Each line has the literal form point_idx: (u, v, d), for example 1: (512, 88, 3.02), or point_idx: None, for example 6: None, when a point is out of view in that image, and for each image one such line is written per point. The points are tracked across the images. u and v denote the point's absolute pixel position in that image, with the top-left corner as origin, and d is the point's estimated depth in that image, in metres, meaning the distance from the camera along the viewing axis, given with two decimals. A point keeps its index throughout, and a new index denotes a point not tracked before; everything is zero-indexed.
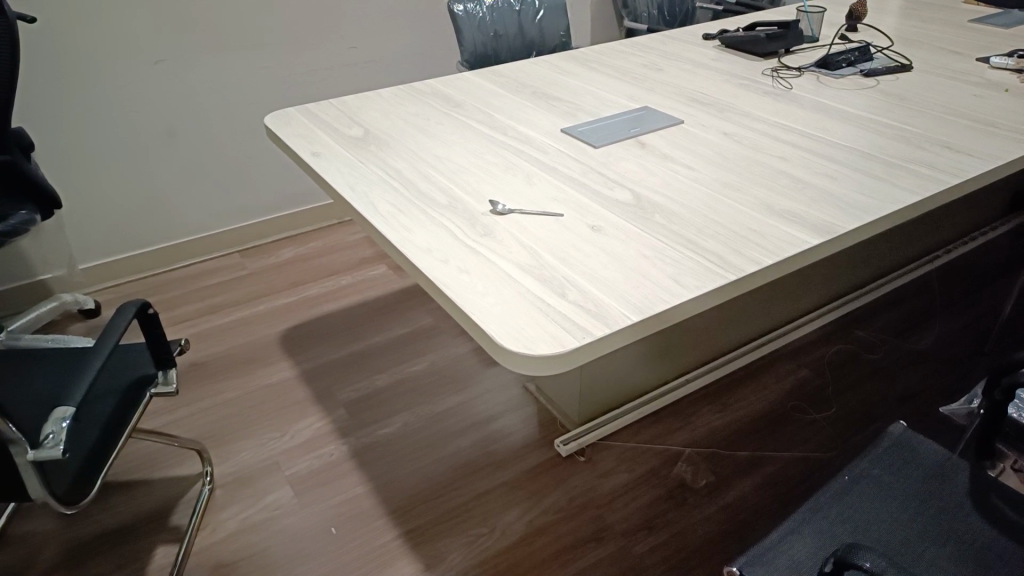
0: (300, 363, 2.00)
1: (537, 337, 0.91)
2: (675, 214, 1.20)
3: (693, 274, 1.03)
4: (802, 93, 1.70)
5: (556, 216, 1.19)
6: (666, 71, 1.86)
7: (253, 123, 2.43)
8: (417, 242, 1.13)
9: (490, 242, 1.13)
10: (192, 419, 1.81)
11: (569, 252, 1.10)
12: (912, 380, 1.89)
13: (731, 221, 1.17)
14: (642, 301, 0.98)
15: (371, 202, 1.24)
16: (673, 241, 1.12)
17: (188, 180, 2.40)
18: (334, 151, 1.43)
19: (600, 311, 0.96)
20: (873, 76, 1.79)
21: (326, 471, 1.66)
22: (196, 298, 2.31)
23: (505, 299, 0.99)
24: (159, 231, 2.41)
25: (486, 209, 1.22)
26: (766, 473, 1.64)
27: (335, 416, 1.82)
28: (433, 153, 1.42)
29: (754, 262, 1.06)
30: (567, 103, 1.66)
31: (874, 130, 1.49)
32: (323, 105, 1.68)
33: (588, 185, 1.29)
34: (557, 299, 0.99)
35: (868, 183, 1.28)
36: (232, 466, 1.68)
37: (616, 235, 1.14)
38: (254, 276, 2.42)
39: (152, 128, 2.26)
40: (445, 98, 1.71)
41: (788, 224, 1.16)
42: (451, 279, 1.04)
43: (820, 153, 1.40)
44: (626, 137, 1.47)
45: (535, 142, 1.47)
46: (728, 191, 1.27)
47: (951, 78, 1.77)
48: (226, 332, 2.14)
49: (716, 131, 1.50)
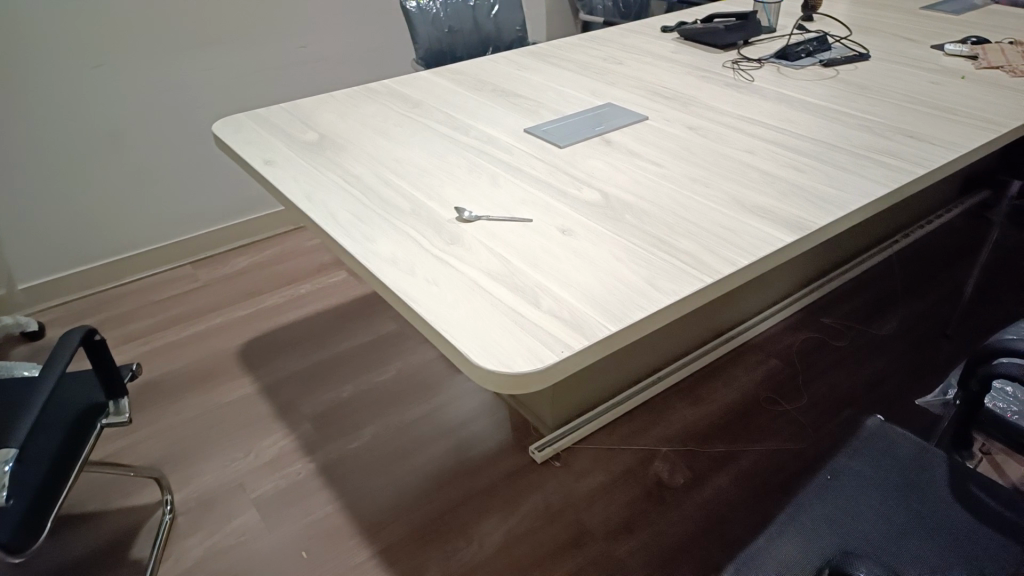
0: (262, 377, 1.93)
1: (514, 352, 0.87)
2: (645, 213, 1.16)
3: (668, 277, 1.00)
4: (763, 84, 1.69)
5: (525, 220, 1.15)
6: (626, 65, 1.83)
7: (200, 128, 2.34)
8: (381, 254, 1.07)
9: (457, 249, 1.08)
10: (148, 442, 1.73)
11: (540, 258, 1.06)
12: (879, 366, 1.90)
13: (703, 219, 1.14)
14: (619, 307, 0.95)
15: (330, 211, 1.19)
16: (645, 241, 1.09)
17: (135, 190, 2.29)
18: (289, 159, 1.37)
19: (577, 321, 0.92)
20: (832, 65, 1.78)
21: (293, 490, 1.60)
22: (149, 313, 2.21)
23: (477, 311, 0.94)
24: (106, 244, 2.31)
25: (452, 215, 1.17)
26: (742, 468, 1.62)
27: (301, 431, 1.75)
28: (392, 157, 1.37)
29: (730, 262, 1.03)
30: (529, 101, 1.62)
31: (838, 120, 1.49)
32: (274, 109, 1.61)
33: (555, 186, 1.25)
34: (530, 308, 0.95)
35: (836, 175, 1.27)
36: (194, 490, 1.60)
37: (587, 237, 1.10)
38: (208, 287, 2.33)
39: (93, 137, 2.15)
40: (402, 98, 1.66)
41: (762, 221, 1.13)
42: (418, 292, 0.99)
43: (786, 146, 1.38)
44: (591, 135, 1.44)
45: (498, 142, 1.42)
46: (698, 187, 1.24)
47: (909, 66, 1.78)
48: (182, 348, 2.05)
49: (681, 125, 1.48)
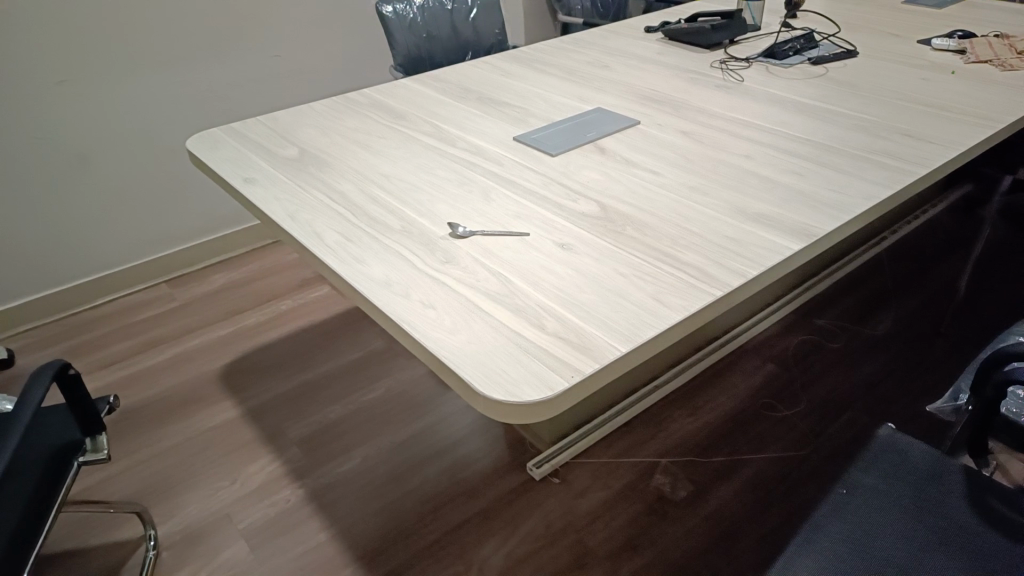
0: (246, 400, 1.86)
1: (520, 379, 0.82)
2: (645, 225, 1.12)
3: (675, 293, 0.96)
4: (753, 84, 1.66)
5: (522, 235, 1.10)
6: (613, 69, 1.79)
7: (173, 142, 2.26)
8: (372, 276, 1.02)
9: (452, 269, 1.03)
10: (128, 474, 1.65)
11: (540, 275, 1.01)
12: (875, 366, 1.89)
13: (706, 229, 1.10)
14: (626, 328, 0.90)
15: (317, 231, 1.13)
16: (648, 255, 1.05)
17: (106, 208, 2.21)
18: (270, 176, 1.31)
19: (584, 343, 0.88)
20: (821, 63, 1.76)
21: (283, 518, 1.54)
22: (125, 336, 2.13)
23: (478, 336, 0.90)
24: (78, 265, 2.22)
25: (444, 232, 1.12)
26: (744, 477, 1.59)
27: (289, 455, 1.69)
28: (378, 171, 1.31)
29: (738, 275, 0.99)
30: (516, 108, 1.57)
31: (833, 121, 1.46)
32: (251, 123, 1.55)
33: (550, 198, 1.21)
34: (533, 330, 0.90)
35: (836, 179, 1.24)
36: (179, 523, 1.53)
37: (587, 253, 1.06)
38: (186, 307, 2.25)
39: (60, 155, 2.07)
40: (384, 109, 1.60)
41: (766, 229, 1.10)
42: (414, 316, 0.94)
43: (782, 149, 1.35)
44: (582, 142, 1.39)
45: (488, 152, 1.37)
46: (698, 195, 1.20)
47: (897, 62, 1.75)
48: (161, 371, 1.98)
49: (674, 130, 1.44)
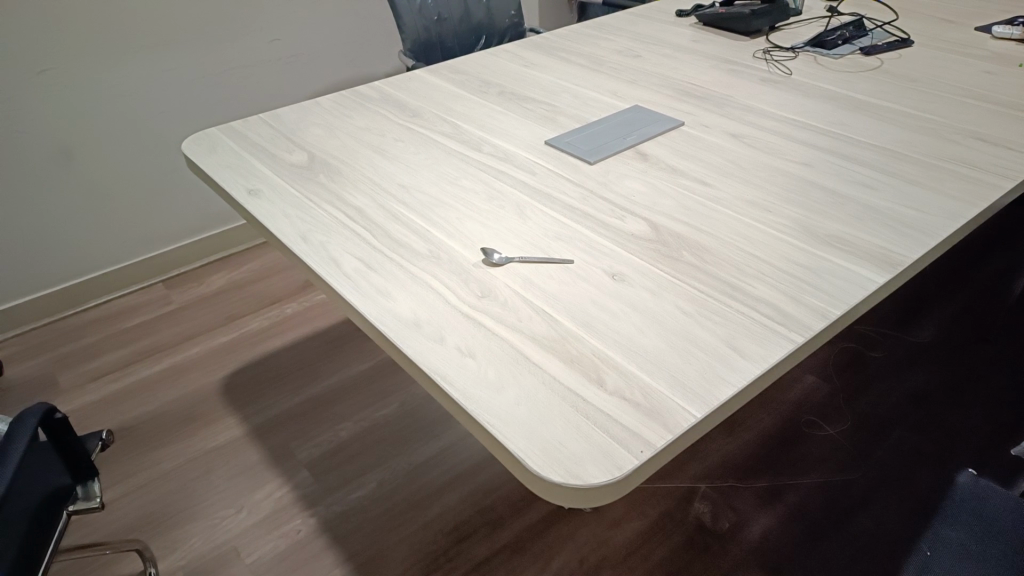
0: (250, 417, 1.74)
1: (582, 454, 0.70)
2: (705, 248, 0.99)
3: (752, 338, 0.84)
4: (803, 77, 1.51)
5: (566, 262, 0.97)
6: (645, 59, 1.64)
7: (166, 134, 2.12)
8: (398, 313, 0.89)
9: (491, 305, 0.90)
10: (126, 502, 1.54)
11: (593, 313, 0.88)
12: (920, 379, 1.77)
13: (776, 256, 0.97)
14: (700, 386, 0.77)
15: (333, 256, 1.00)
16: (713, 288, 0.92)
17: (96, 206, 2.08)
18: (277, 187, 1.17)
19: (653, 406, 0.75)
20: (874, 53, 1.61)
21: (293, 553, 1.42)
22: (119, 344, 2.00)
23: (529, 396, 0.77)
24: (67, 267, 2.09)
25: (477, 257, 0.99)
26: (789, 505, 1.48)
27: (298, 480, 1.58)
28: (398, 182, 1.18)
29: (819, 315, 0.87)
30: (544, 106, 1.43)
31: (898, 121, 1.32)
32: (252, 121, 1.40)
33: (592, 216, 1.07)
34: (591, 388, 0.77)
35: (913, 193, 1.11)
36: (180, 558, 1.42)
37: (645, 285, 0.93)
38: (183, 311, 2.12)
39: (45, 152, 1.93)
40: (398, 105, 1.45)
41: (843, 257, 0.97)
42: (451, 368, 0.81)
43: (846, 155, 1.21)
44: (622, 147, 1.25)
45: (517, 158, 1.23)
46: (759, 212, 1.07)
47: (957, 52, 1.61)
48: (158, 384, 1.86)
49: (722, 133, 1.30)
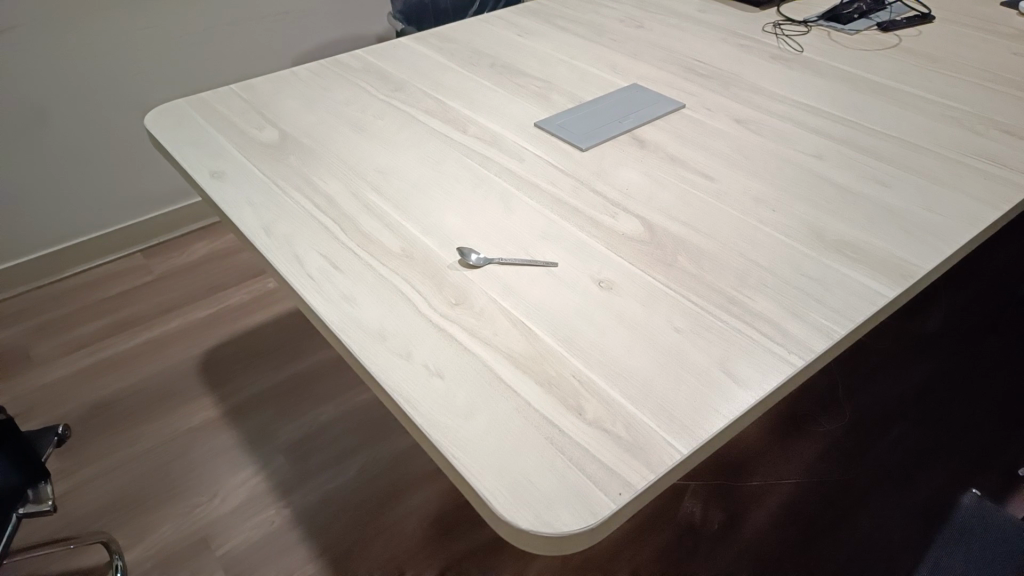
0: (227, 397, 1.68)
1: (555, 495, 0.64)
2: (702, 253, 0.91)
3: (749, 360, 0.77)
4: (815, 55, 1.41)
5: (550, 266, 0.89)
6: (648, 29, 1.53)
7: (142, 96, 2.01)
8: (364, 323, 0.81)
9: (466, 315, 0.82)
10: (94, 486, 1.48)
11: (577, 327, 0.80)
12: (923, 372, 1.70)
13: (779, 264, 0.89)
14: (689, 417, 0.70)
15: (297, 252, 0.92)
16: (709, 300, 0.84)
17: (70, 172, 1.98)
18: (243, 169, 1.09)
19: (636, 441, 0.68)
20: (893, 29, 1.50)
21: (265, 545, 1.38)
22: (94, 316, 1.93)
23: (501, 425, 0.70)
24: (40, 234, 2.00)
25: (454, 258, 0.91)
26: (782, 505, 1.43)
27: (274, 466, 1.52)
28: (374, 165, 1.09)
29: (823, 335, 0.80)
30: (537, 81, 1.32)
31: (917, 108, 1.22)
32: (223, 92, 1.30)
33: (582, 211, 0.99)
34: (570, 418, 0.70)
35: (930, 191, 1.02)
36: (149, 547, 1.38)
37: (635, 295, 0.85)
38: (162, 282, 2.04)
39: (13, 114, 1.82)
40: (380, 76, 1.35)
41: (852, 267, 0.89)
42: (417, 390, 0.73)
43: (860, 146, 1.12)
44: (618, 132, 1.16)
45: (504, 142, 1.14)
46: (763, 211, 0.99)
47: (981, 29, 1.50)
48: (133, 359, 1.79)
49: (727, 117, 1.20)
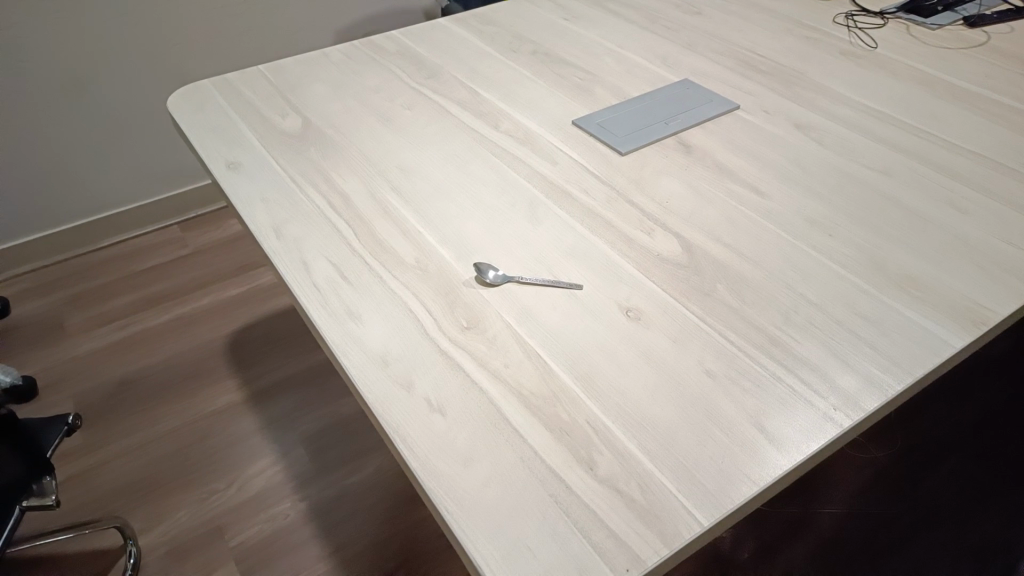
0: (251, 380, 1.66)
1: (555, 566, 0.57)
2: (745, 282, 0.82)
3: (789, 415, 0.68)
4: (890, 52, 1.28)
5: (573, 288, 0.81)
6: (706, 16, 1.41)
7: (183, 66, 1.97)
8: (366, 344, 0.75)
9: (476, 341, 0.75)
10: (115, 464, 1.48)
11: (597, 364, 0.73)
12: (984, 402, 1.59)
13: (831, 301, 0.80)
14: (713, 482, 0.62)
15: (305, 258, 0.86)
16: (747, 340, 0.75)
17: (110, 141, 1.96)
18: (260, 161, 1.03)
19: (652, 505, 0.61)
20: (980, 25, 1.36)
21: (278, 540, 1.35)
22: (128, 289, 1.92)
23: (501, 476, 0.63)
24: (79, 202, 2.00)
25: (471, 274, 0.83)
26: (820, 537, 1.34)
27: (293, 456, 1.49)
28: (396, 162, 1.02)
29: (876, 389, 0.70)
30: (580, 72, 1.23)
31: (1002, 118, 1.09)
32: (251, 74, 1.25)
33: (615, 225, 0.91)
34: (578, 473, 0.63)
35: (1012, 220, 0.90)
36: (164, 532, 1.36)
37: (664, 329, 0.77)
38: (196, 257, 2.03)
39: (55, 83, 1.80)
40: (414, 61, 1.28)
41: (914, 307, 0.79)
42: (414, 428, 0.67)
43: (934, 163, 1.00)
44: (663, 135, 1.07)
45: (538, 141, 1.06)
46: (818, 235, 0.89)
47: None
48: (162, 336, 1.78)
49: (785, 122, 1.10)
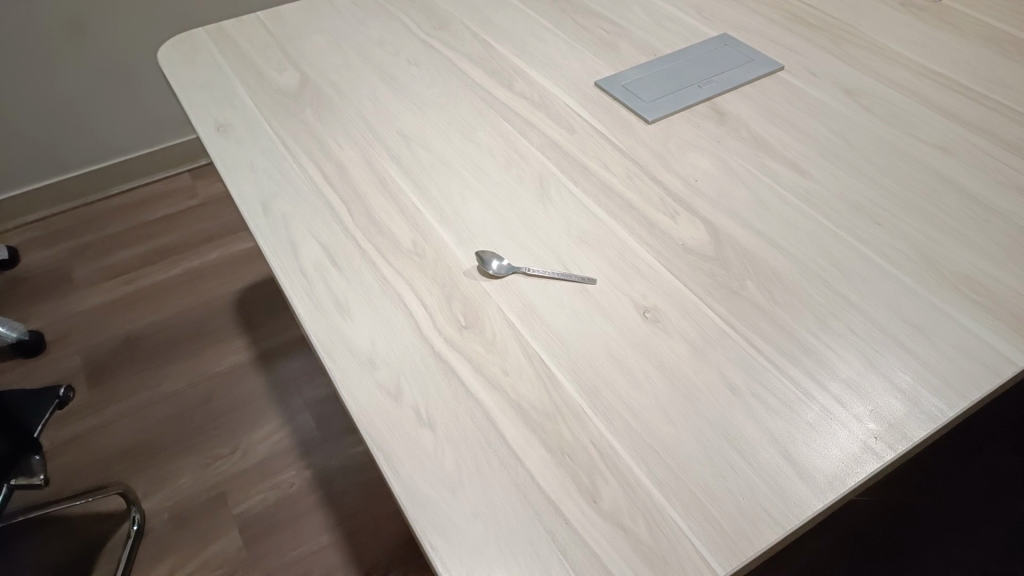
0: (258, 340, 1.61)
1: None
2: (778, 279, 0.73)
3: (822, 442, 0.60)
4: (956, 3, 1.14)
5: (585, 282, 0.73)
6: None
7: (189, 6, 1.87)
8: (352, 343, 0.68)
9: (473, 341, 0.68)
10: (120, 425, 1.45)
11: (606, 374, 0.65)
12: None
13: (875, 304, 0.71)
14: (730, 521, 0.55)
15: (293, 239, 0.79)
16: (778, 350, 0.67)
17: (116, 86, 1.89)
18: (251, 122, 0.95)
19: (660, 547, 0.54)
20: None
21: (282, 509, 1.33)
22: (136, 241, 1.88)
23: (492, 505, 0.57)
24: (87, 149, 1.94)
25: (472, 262, 0.76)
26: (845, 526, 1.28)
27: (299, 421, 1.46)
28: (398, 127, 0.93)
29: (923, 414, 0.62)
30: (606, 24, 1.11)
31: None
32: (247, 22, 1.15)
33: (634, 207, 0.81)
34: (578, 505, 0.56)
35: None
36: (168, 497, 1.34)
37: (684, 334, 0.68)
38: (206, 208, 1.97)
39: (56, 26, 1.71)
40: (424, 8, 1.17)
41: (972, 314, 0.70)
42: (399, 444, 0.61)
43: (1001, 138, 0.89)
44: (695, 100, 0.96)
45: (554, 105, 0.96)
46: (864, 223, 0.79)
47: None
48: (171, 291, 1.73)
49: (833, 86, 0.98)
